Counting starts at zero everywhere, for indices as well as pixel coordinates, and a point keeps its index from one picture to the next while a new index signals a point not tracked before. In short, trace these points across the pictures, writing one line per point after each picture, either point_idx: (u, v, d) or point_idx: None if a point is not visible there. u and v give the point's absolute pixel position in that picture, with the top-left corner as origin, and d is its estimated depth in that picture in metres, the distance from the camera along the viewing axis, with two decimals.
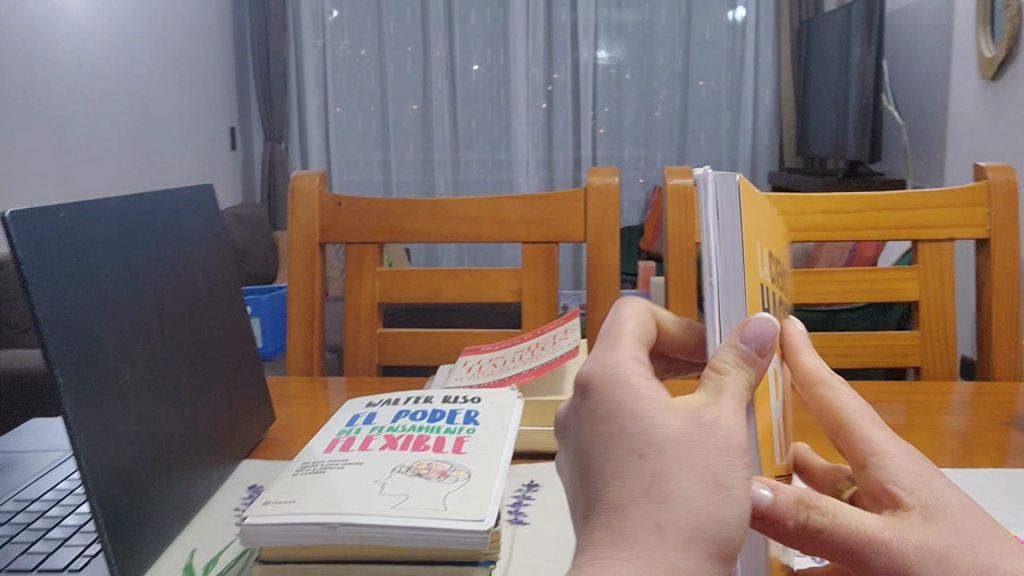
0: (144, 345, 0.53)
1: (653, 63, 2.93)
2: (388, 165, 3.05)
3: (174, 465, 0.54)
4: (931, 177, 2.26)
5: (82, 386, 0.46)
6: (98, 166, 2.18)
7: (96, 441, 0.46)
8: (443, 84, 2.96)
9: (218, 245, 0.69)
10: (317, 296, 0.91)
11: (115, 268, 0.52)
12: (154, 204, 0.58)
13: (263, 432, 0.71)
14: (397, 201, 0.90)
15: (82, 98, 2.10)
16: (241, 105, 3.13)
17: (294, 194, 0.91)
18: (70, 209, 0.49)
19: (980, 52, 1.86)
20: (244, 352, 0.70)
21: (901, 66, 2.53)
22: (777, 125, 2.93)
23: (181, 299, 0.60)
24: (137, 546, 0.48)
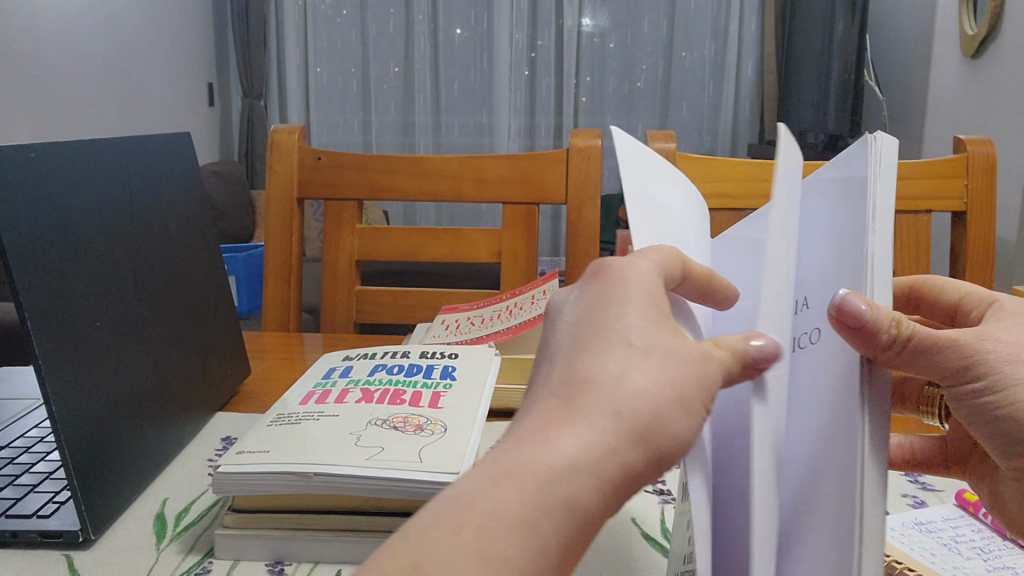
0: (117, 293, 0.53)
1: (637, 31, 2.91)
2: (369, 128, 3.02)
3: (145, 414, 0.54)
4: (909, 151, 2.28)
5: (50, 327, 0.45)
6: (69, 113, 2.12)
7: (67, 387, 0.46)
8: (425, 46, 2.92)
9: (195, 195, 0.68)
10: (295, 251, 0.90)
11: (87, 214, 0.51)
12: (127, 149, 0.57)
13: (237, 386, 0.70)
14: (379, 157, 0.89)
15: (55, 48, 2.05)
16: (219, 60, 3.08)
17: (273, 146, 0.90)
18: (44, 156, 0.48)
19: (964, 30, 1.86)
20: (218, 305, 0.69)
21: (883, 41, 2.53)
22: (760, 94, 2.93)
23: (153, 247, 0.59)
24: (107, 494, 0.48)
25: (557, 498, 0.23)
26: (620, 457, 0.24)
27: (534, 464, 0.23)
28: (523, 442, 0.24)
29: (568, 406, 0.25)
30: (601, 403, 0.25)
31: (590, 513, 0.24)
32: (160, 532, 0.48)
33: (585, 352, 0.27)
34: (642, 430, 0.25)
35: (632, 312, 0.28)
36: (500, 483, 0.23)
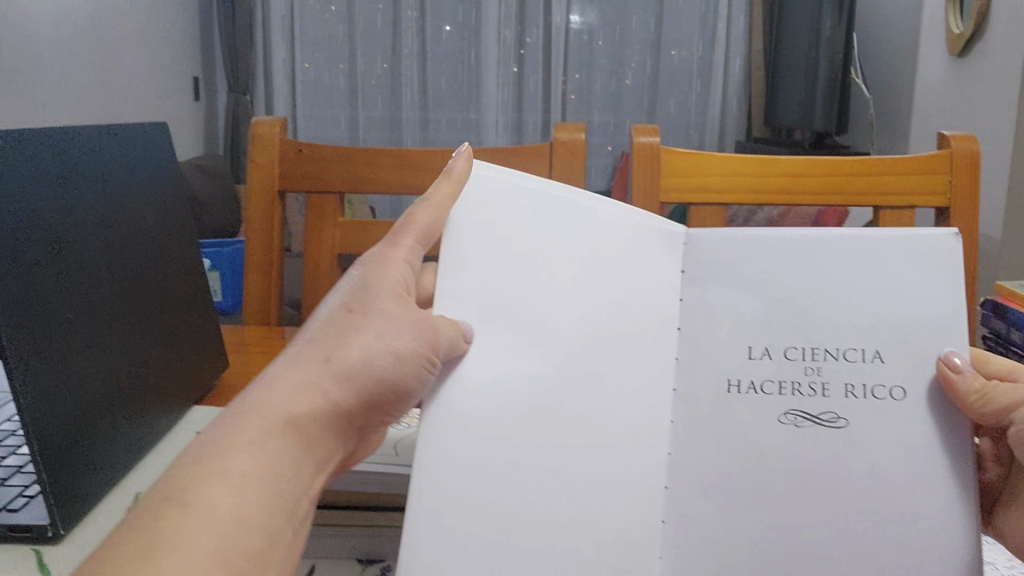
0: (90, 281, 0.52)
1: (626, 28, 2.91)
2: (355, 123, 3.01)
3: (119, 408, 0.53)
4: (895, 150, 2.29)
5: (20, 317, 0.44)
6: (53, 105, 2.10)
7: (36, 379, 0.45)
8: (413, 42, 2.91)
9: (173, 186, 0.67)
10: (276, 245, 0.89)
11: (58, 204, 0.50)
12: (103, 139, 0.56)
13: (215, 379, 0.70)
14: (361, 150, 0.88)
15: (39, 42, 2.03)
16: (205, 55, 3.05)
17: (253, 139, 0.88)
18: (10, 139, 0.46)
19: (950, 30, 1.86)
20: (196, 298, 0.68)
21: (870, 39, 2.54)
22: (748, 92, 2.93)
23: (129, 240, 0.58)
24: (78, 489, 0.47)
25: (270, 440, 0.41)
26: (322, 400, 0.44)
27: (264, 423, 0.41)
28: (249, 414, 0.42)
29: (282, 392, 0.43)
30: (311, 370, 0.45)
31: (301, 444, 0.42)
32: None
33: (304, 360, 0.45)
34: (341, 379, 0.45)
35: (342, 325, 0.47)
36: (240, 435, 0.40)
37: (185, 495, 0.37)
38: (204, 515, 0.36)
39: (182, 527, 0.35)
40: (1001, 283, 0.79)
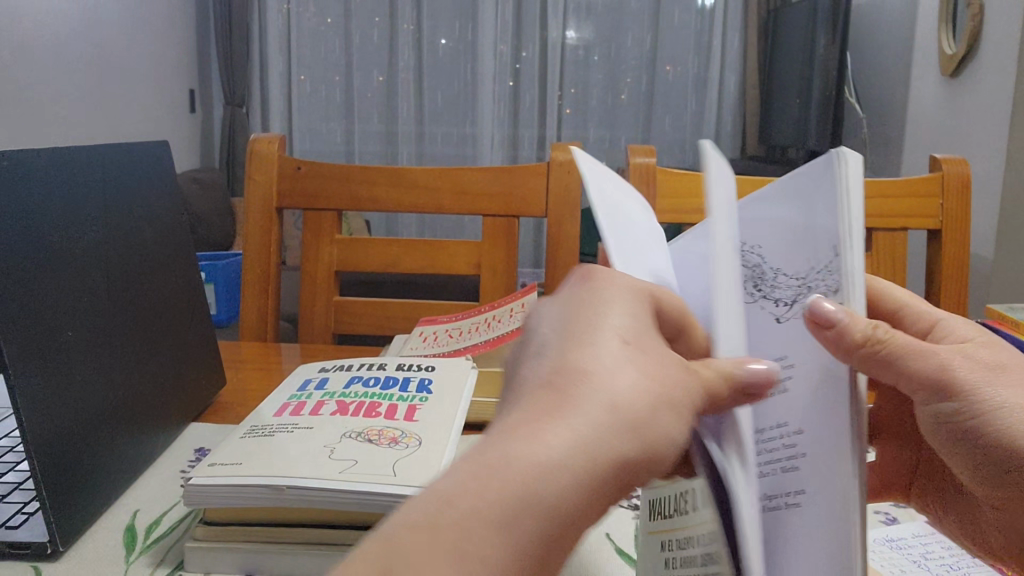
0: (91, 300, 0.52)
1: (621, 45, 2.93)
2: (352, 136, 3.02)
3: (117, 425, 0.53)
4: (889, 168, 2.31)
5: (22, 336, 0.44)
6: (47, 114, 2.10)
7: (37, 397, 0.45)
8: (409, 56, 2.92)
9: (172, 202, 0.68)
10: (273, 261, 0.89)
11: (59, 223, 0.50)
12: (104, 157, 0.57)
13: (212, 395, 0.70)
14: (358, 167, 0.89)
15: (35, 52, 2.03)
16: (201, 67, 3.06)
17: (252, 155, 0.89)
18: (14, 158, 0.47)
19: (943, 49, 1.88)
20: (194, 315, 0.68)
21: (863, 57, 2.57)
22: (742, 109, 2.95)
23: (127, 257, 0.58)
24: (77, 507, 0.48)
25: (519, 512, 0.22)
26: (613, 452, 0.25)
27: (522, 449, 0.24)
28: (501, 444, 0.24)
29: (554, 399, 0.26)
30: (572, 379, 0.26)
31: (567, 508, 0.24)
32: (130, 545, 0.47)
33: (558, 365, 0.27)
34: (636, 428, 0.26)
35: (606, 327, 0.29)
36: (475, 482, 0.23)
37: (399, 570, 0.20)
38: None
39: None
40: (993, 305, 0.79)
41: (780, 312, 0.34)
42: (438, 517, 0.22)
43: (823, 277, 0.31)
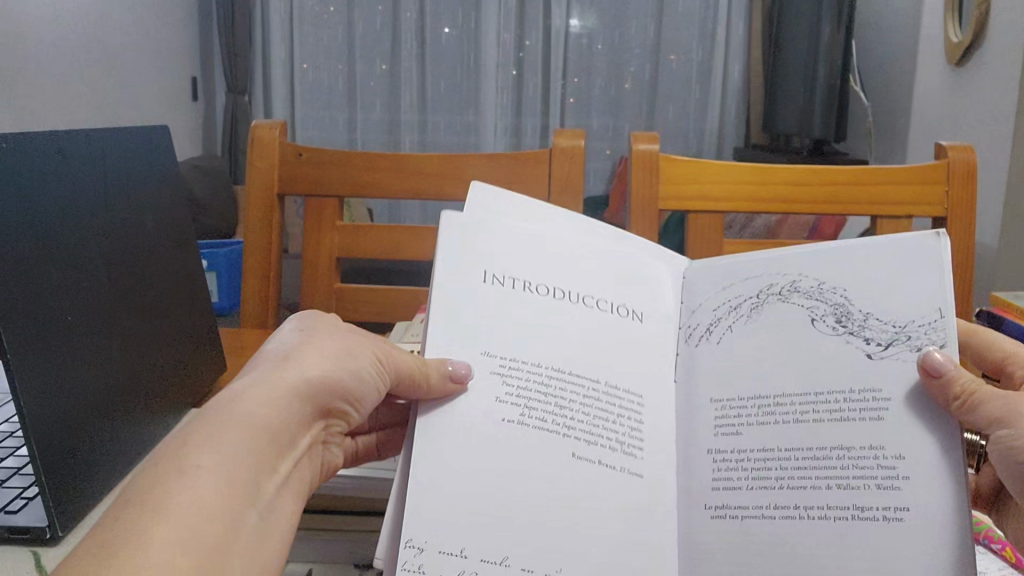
0: (92, 286, 0.52)
1: (625, 33, 2.91)
2: (354, 124, 3.01)
3: (118, 411, 0.53)
4: (893, 157, 2.30)
5: (20, 320, 0.44)
6: (48, 102, 2.09)
7: (37, 382, 0.45)
8: (412, 44, 2.91)
9: (173, 189, 0.68)
10: (274, 247, 0.89)
11: (58, 207, 0.50)
12: (105, 142, 0.57)
13: (213, 382, 0.70)
14: (360, 154, 0.89)
15: (37, 38, 2.02)
16: (203, 55, 3.05)
17: (253, 141, 0.88)
18: (11, 140, 0.46)
19: (949, 37, 1.87)
20: (195, 302, 0.68)
21: (868, 45, 2.55)
22: (746, 98, 2.94)
23: (128, 243, 0.58)
24: (76, 492, 0.47)
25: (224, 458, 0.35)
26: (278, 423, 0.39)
27: (220, 438, 0.36)
28: (201, 426, 0.37)
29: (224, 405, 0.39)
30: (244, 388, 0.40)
31: (256, 452, 0.37)
32: None
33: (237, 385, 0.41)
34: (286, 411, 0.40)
35: (269, 356, 0.43)
36: (198, 443, 0.35)
37: (145, 500, 0.31)
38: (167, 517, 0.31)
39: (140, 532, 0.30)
40: (997, 293, 0.79)
41: (870, 346, 0.44)
42: (174, 457, 0.34)
43: (927, 329, 0.44)
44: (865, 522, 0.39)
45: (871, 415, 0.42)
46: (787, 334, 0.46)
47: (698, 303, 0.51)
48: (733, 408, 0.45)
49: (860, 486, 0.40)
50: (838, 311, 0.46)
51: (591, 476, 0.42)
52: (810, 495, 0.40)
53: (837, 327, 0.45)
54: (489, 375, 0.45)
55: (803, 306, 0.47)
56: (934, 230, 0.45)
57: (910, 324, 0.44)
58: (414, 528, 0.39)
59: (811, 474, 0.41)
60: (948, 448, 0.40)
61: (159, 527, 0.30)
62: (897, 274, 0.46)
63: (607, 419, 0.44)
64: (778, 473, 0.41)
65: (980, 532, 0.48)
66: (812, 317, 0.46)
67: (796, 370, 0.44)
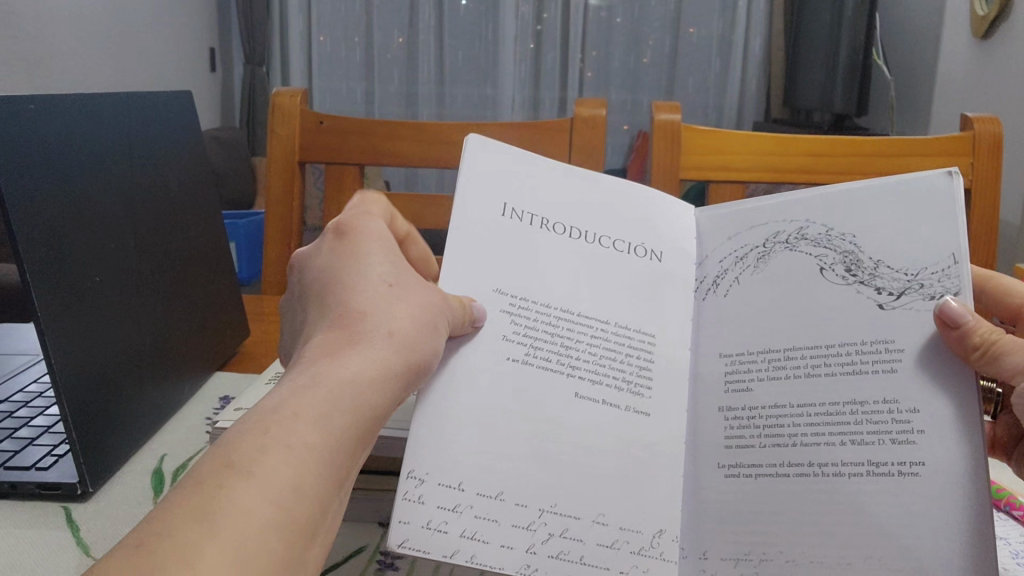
0: (120, 249, 0.53)
1: (645, 6, 2.88)
2: (372, 96, 3.01)
3: (144, 372, 0.54)
4: (915, 133, 2.27)
5: (50, 280, 0.45)
6: (67, 73, 2.10)
7: (67, 343, 0.46)
8: (430, 16, 2.89)
9: (197, 154, 0.68)
10: (295, 214, 0.90)
11: (84, 169, 0.50)
12: (130, 105, 0.57)
13: (237, 346, 0.71)
14: (381, 122, 0.89)
15: (56, 9, 2.03)
16: (221, 25, 3.05)
17: (274, 109, 0.89)
18: (39, 102, 0.47)
19: (974, 12, 1.83)
20: (220, 268, 0.69)
21: (893, 17, 2.51)
22: (767, 72, 2.91)
23: (153, 205, 0.58)
24: (106, 451, 0.48)
25: (320, 430, 0.32)
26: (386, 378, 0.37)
27: (320, 406, 0.33)
28: (311, 374, 0.34)
29: (334, 350, 0.36)
30: (356, 330, 0.38)
31: (358, 423, 0.35)
32: (158, 486, 0.48)
33: (347, 318, 0.38)
34: (398, 365, 0.38)
35: (378, 287, 0.41)
36: (310, 398, 0.33)
37: (242, 459, 0.30)
38: (271, 485, 0.29)
39: (237, 491, 0.28)
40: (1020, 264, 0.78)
41: (882, 297, 0.43)
42: (265, 428, 0.31)
43: (940, 277, 0.43)
44: (879, 477, 0.39)
45: (884, 369, 0.41)
46: (794, 284, 0.46)
47: (706, 252, 0.51)
48: (741, 364, 0.45)
49: (875, 442, 0.40)
50: (847, 260, 0.46)
51: (594, 415, 0.43)
52: (823, 452, 0.41)
53: (847, 276, 0.45)
54: (499, 314, 0.46)
55: (810, 254, 0.47)
56: (946, 171, 0.45)
57: (922, 272, 0.44)
58: (417, 462, 0.40)
59: (826, 431, 0.41)
60: (964, 404, 0.39)
61: (242, 508, 0.28)
62: (913, 220, 0.45)
63: (615, 357, 0.46)
64: (791, 432, 0.42)
65: (1001, 499, 0.48)
66: (820, 266, 0.46)
67: (806, 325, 0.44)
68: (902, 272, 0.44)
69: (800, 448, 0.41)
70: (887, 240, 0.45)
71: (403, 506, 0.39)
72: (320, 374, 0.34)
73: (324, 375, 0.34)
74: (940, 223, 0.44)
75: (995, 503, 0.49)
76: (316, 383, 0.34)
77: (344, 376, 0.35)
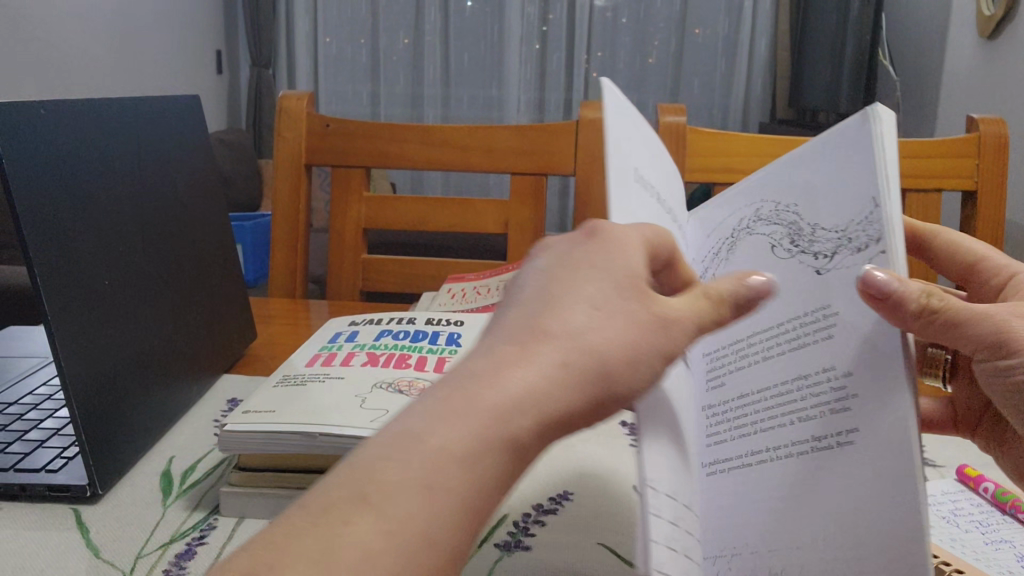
0: (128, 252, 0.53)
1: (650, 6, 2.88)
2: (377, 98, 3.02)
3: (153, 374, 0.54)
4: (921, 132, 2.27)
5: (61, 283, 0.45)
6: (75, 75, 2.11)
7: (77, 346, 0.46)
8: (435, 18, 2.90)
9: (204, 156, 0.68)
10: (302, 217, 0.90)
11: (94, 172, 0.51)
12: (138, 108, 0.57)
13: (244, 349, 0.71)
14: (386, 124, 0.89)
15: (64, 12, 2.04)
16: (228, 28, 3.06)
17: (281, 113, 0.89)
18: (51, 107, 0.47)
19: (981, 11, 1.83)
20: (226, 271, 0.69)
21: (899, 17, 2.51)
22: (772, 72, 2.90)
23: (161, 208, 0.59)
24: (116, 453, 0.49)
25: (506, 426, 0.23)
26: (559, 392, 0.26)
27: (518, 391, 0.23)
28: (474, 379, 0.24)
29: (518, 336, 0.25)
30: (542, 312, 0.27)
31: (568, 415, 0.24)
32: (167, 489, 0.49)
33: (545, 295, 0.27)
34: (593, 383, 0.25)
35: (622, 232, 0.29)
36: (501, 380, 0.24)
37: (389, 453, 0.22)
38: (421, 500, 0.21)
39: (377, 502, 0.21)
40: None
41: (817, 265, 0.36)
42: (431, 421, 0.23)
43: (864, 229, 0.34)
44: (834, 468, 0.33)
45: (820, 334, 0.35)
46: (752, 264, 0.40)
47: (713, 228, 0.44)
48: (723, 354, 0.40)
49: (818, 416, 0.34)
50: (791, 232, 0.38)
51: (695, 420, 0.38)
52: (776, 436, 0.35)
53: (789, 249, 0.38)
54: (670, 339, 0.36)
55: (766, 231, 0.40)
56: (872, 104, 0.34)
57: (850, 225, 0.35)
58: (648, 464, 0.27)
59: (782, 410, 0.35)
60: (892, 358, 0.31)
61: (369, 527, 0.20)
62: (843, 169, 0.35)
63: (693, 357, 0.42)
64: (753, 417, 0.36)
65: (1006, 502, 0.48)
66: (770, 244, 0.39)
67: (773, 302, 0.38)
68: (829, 240, 0.36)
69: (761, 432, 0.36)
70: (819, 196, 0.37)
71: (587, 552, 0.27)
72: (526, 347, 0.25)
73: (533, 349, 0.25)
74: (866, 165, 0.34)
75: (999, 506, 0.48)
76: (520, 360, 0.24)
77: (552, 351, 0.25)
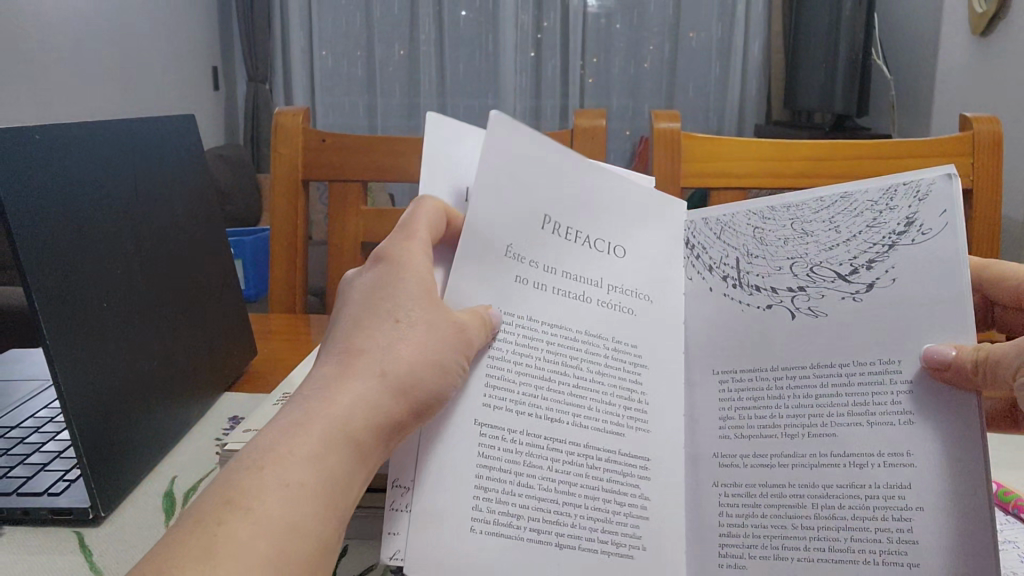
0: (126, 269, 0.53)
1: (644, 12, 2.89)
2: (374, 110, 3.02)
3: (153, 394, 0.54)
4: (917, 132, 2.27)
5: (58, 309, 0.45)
6: (73, 95, 2.12)
7: (76, 368, 0.46)
8: (431, 28, 2.91)
9: (201, 174, 0.69)
10: (300, 232, 0.90)
11: (89, 195, 0.51)
12: (132, 129, 0.58)
13: (245, 366, 0.71)
14: (383, 137, 0.89)
15: (60, 32, 2.05)
16: (224, 43, 3.07)
17: (277, 129, 0.89)
18: (43, 131, 0.47)
19: (973, 9, 1.83)
20: (225, 288, 0.69)
21: (892, 16, 2.51)
22: (768, 74, 2.90)
23: (157, 227, 0.59)
24: (117, 473, 0.49)
25: (315, 482, 0.33)
26: (387, 414, 0.37)
27: (311, 446, 0.34)
28: (280, 445, 0.34)
29: (326, 407, 0.35)
30: (372, 379, 0.37)
31: (346, 468, 0.35)
32: (169, 509, 0.49)
33: (363, 368, 0.37)
34: (356, 437, 0.36)
35: (402, 314, 0.40)
36: (303, 441, 0.34)
37: (240, 498, 0.32)
38: (263, 529, 0.31)
39: (234, 531, 0.30)
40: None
41: None
42: (255, 469, 0.33)
43: None
44: (869, 497, 0.39)
45: (893, 391, 0.40)
46: None
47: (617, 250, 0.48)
48: (736, 383, 0.45)
49: (884, 518, 0.38)
50: None
51: (746, 476, 0.42)
52: (842, 512, 0.39)
53: None
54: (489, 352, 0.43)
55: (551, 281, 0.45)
56: None
57: None
58: None
59: (857, 508, 0.39)
60: (964, 424, 0.38)
61: (241, 550, 0.30)
62: None
63: (738, 402, 0.44)
64: (815, 501, 0.40)
65: (1009, 502, 0.49)
66: None
67: (812, 340, 0.43)
68: None
69: (828, 510, 0.39)
70: None
71: (392, 517, 0.39)
72: (312, 404, 0.36)
73: (318, 412, 0.35)
74: None
75: (1002, 506, 0.49)
76: (301, 418, 0.35)
77: (337, 412, 0.35)
